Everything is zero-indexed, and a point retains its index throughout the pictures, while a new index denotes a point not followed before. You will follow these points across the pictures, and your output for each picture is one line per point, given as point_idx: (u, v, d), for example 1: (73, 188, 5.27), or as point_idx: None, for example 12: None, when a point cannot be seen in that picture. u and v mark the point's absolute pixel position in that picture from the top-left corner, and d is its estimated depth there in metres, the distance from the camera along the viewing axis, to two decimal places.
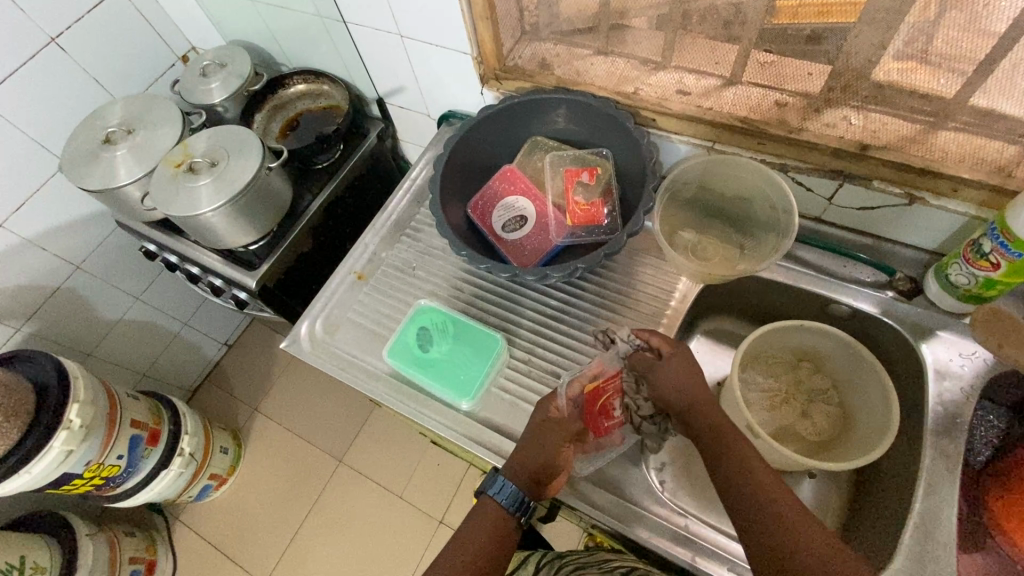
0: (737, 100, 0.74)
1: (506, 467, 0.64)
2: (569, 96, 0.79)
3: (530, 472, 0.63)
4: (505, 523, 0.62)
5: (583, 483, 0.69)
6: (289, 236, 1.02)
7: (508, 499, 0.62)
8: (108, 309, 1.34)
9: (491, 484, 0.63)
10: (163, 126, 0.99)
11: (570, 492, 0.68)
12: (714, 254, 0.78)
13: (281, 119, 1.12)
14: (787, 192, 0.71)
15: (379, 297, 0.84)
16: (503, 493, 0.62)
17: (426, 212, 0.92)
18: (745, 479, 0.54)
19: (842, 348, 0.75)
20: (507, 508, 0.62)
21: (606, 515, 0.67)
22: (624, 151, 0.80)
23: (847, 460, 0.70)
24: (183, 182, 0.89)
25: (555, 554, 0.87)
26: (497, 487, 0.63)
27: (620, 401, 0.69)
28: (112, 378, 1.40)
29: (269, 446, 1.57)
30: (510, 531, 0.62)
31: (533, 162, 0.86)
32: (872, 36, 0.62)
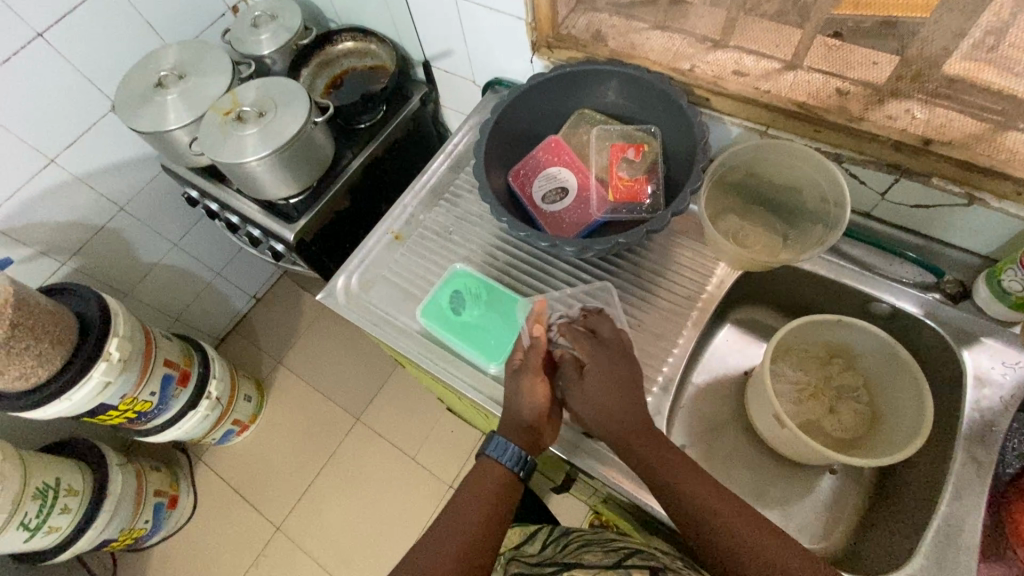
0: (795, 86, 0.72)
1: (500, 428, 0.67)
2: (623, 69, 0.78)
3: (530, 430, 0.66)
4: (509, 479, 0.65)
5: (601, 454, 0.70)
6: (327, 193, 1.02)
7: (508, 457, 0.65)
8: (146, 253, 1.37)
9: (488, 445, 0.67)
10: (213, 73, 1.00)
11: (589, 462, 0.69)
12: (756, 242, 0.77)
13: (327, 77, 1.12)
14: (841, 184, 0.69)
15: (414, 257, 0.85)
16: (501, 452, 0.65)
17: (466, 178, 0.92)
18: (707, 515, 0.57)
19: (876, 347, 0.74)
20: (508, 466, 0.65)
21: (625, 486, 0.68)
22: (674, 129, 0.78)
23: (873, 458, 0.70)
24: (232, 130, 0.91)
25: (561, 529, 0.91)
26: (494, 447, 0.66)
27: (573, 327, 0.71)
28: (146, 318, 1.45)
29: (290, 398, 1.62)
30: (515, 485, 0.66)
31: (579, 135, 0.85)
32: (952, 22, 0.62)
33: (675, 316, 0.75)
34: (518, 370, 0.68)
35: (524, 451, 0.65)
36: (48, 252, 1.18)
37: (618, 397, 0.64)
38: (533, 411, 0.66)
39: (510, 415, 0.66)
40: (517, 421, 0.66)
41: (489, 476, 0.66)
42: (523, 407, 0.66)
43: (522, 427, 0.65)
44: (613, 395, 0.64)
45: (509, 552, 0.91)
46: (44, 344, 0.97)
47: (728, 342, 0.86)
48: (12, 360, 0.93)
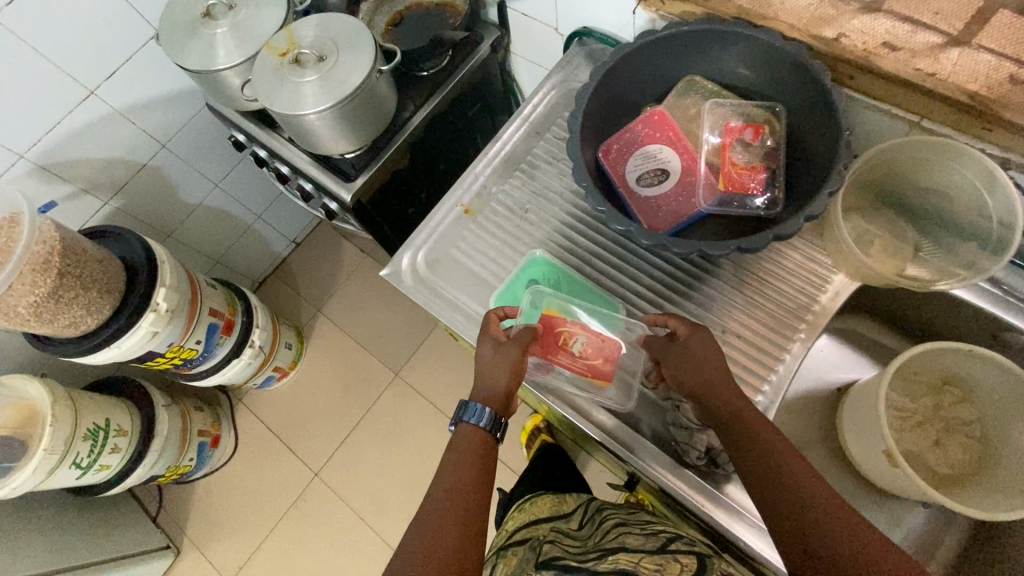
0: (962, 65, 0.57)
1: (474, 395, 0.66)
2: (752, 34, 0.65)
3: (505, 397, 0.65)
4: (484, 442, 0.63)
5: (689, 479, 0.64)
6: (387, 150, 0.93)
7: (484, 421, 0.64)
8: (188, 193, 1.32)
9: (464, 411, 0.64)
10: (266, 6, 0.89)
11: (678, 483, 0.64)
12: (884, 255, 0.68)
13: (387, 13, 1.00)
14: (1018, 202, 0.58)
15: (486, 236, 0.77)
16: (477, 417, 0.63)
17: (546, 147, 0.82)
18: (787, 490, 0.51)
19: (1003, 383, 0.66)
20: (484, 429, 0.63)
21: (715, 514, 0.62)
22: (804, 111, 0.67)
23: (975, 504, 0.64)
24: (289, 75, 0.82)
25: (596, 507, 0.88)
26: (471, 412, 0.64)
27: (574, 338, 0.69)
28: (188, 260, 1.41)
29: (329, 348, 1.61)
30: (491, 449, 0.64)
31: (684, 107, 0.73)
32: None
33: (780, 329, 0.68)
34: (496, 344, 0.66)
35: (498, 414, 0.64)
36: (91, 191, 1.12)
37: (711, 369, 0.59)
38: (510, 381, 0.64)
39: (485, 380, 0.65)
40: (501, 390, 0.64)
41: (472, 442, 0.63)
42: (500, 374, 0.64)
43: (498, 393, 0.64)
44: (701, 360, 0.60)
45: (540, 522, 0.87)
46: (93, 294, 0.93)
47: (822, 353, 0.79)
48: (62, 310, 0.90)
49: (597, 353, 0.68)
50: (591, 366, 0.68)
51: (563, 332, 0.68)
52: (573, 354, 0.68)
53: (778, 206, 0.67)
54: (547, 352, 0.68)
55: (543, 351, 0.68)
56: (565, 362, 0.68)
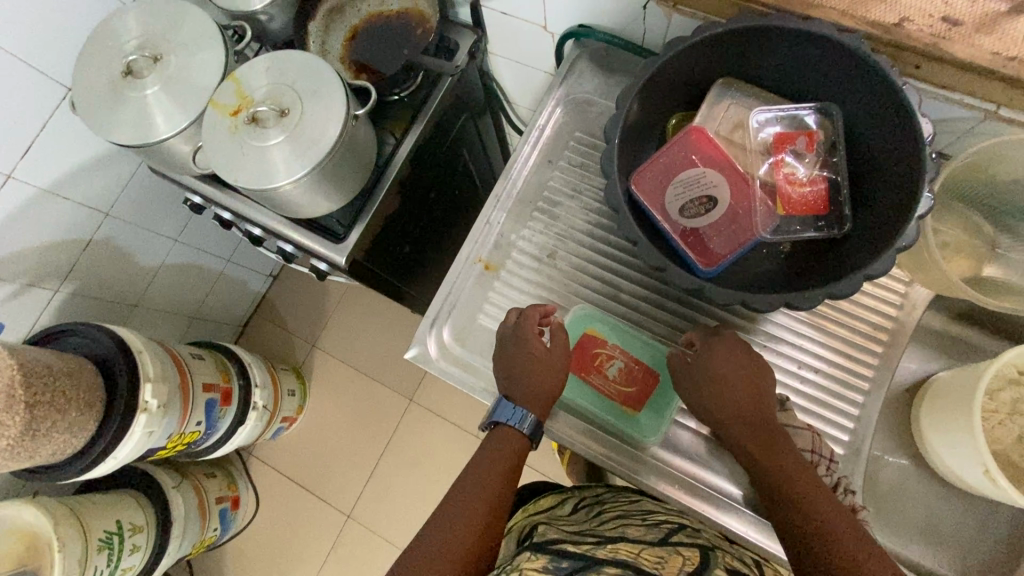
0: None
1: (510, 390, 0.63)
2: (802, 28, 0.55)
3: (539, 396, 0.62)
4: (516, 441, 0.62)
5: None
6: (376, 198, 0.82)
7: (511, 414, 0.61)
8: (146, 257, 1.17)
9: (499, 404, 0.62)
10: (199, 50, 0.75)
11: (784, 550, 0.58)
12: (959, 256, 0.62)
13: (341, 29, 0.85)
14: None
15: (516, 294, 0.68)
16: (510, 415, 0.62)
17: (562, 177, 0.72)
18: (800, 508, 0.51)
19: None
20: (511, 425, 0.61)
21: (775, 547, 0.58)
22: (861, 110, 0.58)
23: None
24: (249, 139, 0.69)
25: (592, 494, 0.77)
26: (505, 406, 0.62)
27: (613, 360, 0.65)
28: (162, 325, 1.28)
29: (333, 384, 1.51)
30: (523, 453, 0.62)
31: (720, 117, 0.64)
32: None
33: (857, 354, 0.62)
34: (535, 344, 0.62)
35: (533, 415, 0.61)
36: (37, 283, 0.97)
37: (730, 396, 0.56)
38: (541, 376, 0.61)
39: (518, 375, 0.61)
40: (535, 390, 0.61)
41: (500, 447, 0.62)
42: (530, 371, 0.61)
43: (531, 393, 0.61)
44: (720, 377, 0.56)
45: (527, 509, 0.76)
46: (72, 414, 0.82)
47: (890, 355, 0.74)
48: (42, 441, 0.79)
49: (632, 377, 0.64)
50: (623, 390, 0.64)
51: (601, 352, 0.65)
52: (606, 376, 0.65)
53: (845, 225, 0.60)
54: (583, 369, 0.66)
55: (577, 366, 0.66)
56: (597, 384, 0.65)
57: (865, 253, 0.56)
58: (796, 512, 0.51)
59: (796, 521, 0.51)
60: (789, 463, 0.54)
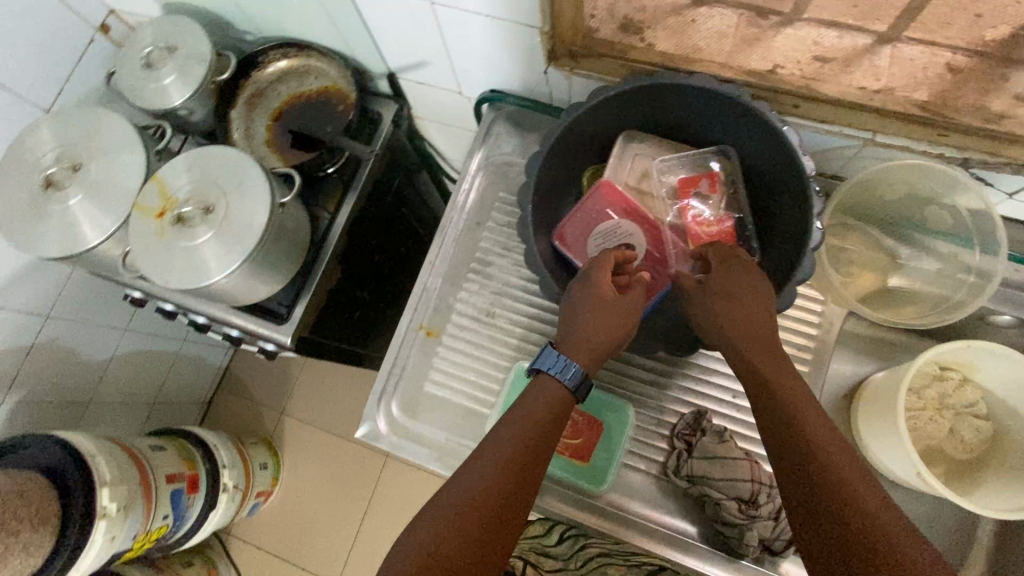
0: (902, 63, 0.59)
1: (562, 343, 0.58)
2: (687, 84, 0.60)
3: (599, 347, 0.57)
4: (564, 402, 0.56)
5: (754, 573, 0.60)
6: (316, 274, 0.82)
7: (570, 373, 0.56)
8: (96, 350, 1.15)
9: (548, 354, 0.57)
10: (120, 154, 0.76)
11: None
12: (863, 270, 0.67)
13: (264, 113, 0.87)
14: (996, 216, 0.58)
15: (460, 357, 0.69)
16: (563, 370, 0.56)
17: (491, 237, 0.74)
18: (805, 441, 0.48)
19: (1002, 364, 0.66)
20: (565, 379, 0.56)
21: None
22: (751, 152, 0.63)
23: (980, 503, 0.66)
24: (177, 240, 0.69)
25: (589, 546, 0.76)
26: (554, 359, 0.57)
27: None
28: (120, 416, 1.25)
29: (306, 450, 1.49)
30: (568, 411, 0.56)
31: (629, 168, 0.67)
32: None
33: None
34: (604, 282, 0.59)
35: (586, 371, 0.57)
36: None
37: (752, 320, 0.55)
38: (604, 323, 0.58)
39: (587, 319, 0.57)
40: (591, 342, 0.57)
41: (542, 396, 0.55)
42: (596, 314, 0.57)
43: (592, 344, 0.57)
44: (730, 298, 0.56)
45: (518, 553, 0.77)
46: (26, 534, 0.79)
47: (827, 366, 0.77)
48: None
49: (578, 428, 0.64)
50: (572, 442, 0.64)
51: None
52: None
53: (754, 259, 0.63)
54: None
55: None
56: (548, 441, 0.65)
57: (778, 285, 0.61)
58: (796, 440, 0.48)
59: (801, 454, 0.48)
60: (795, 395, 0.51)
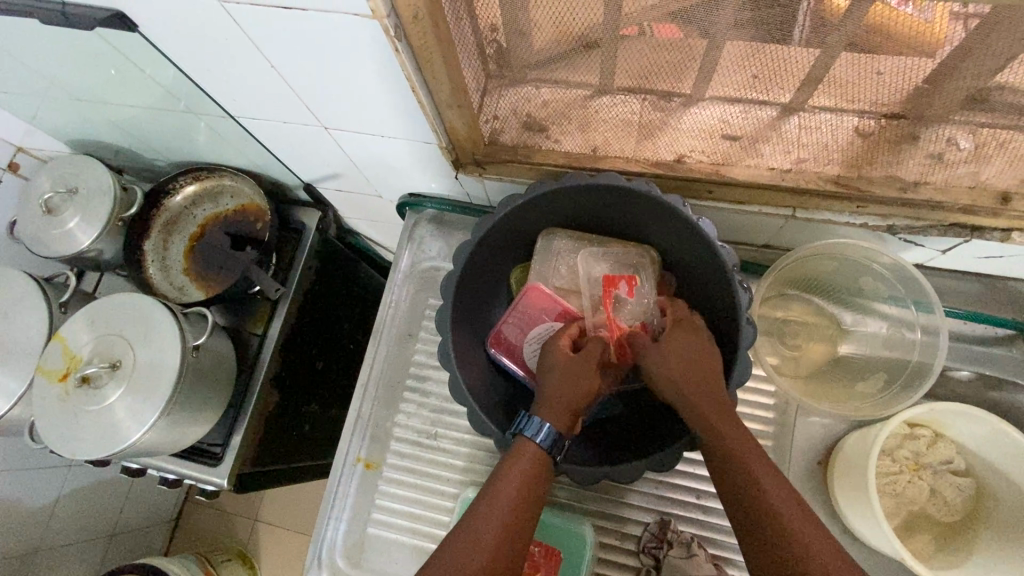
0: (809, 133, 0.53)
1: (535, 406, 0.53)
2: (595, 185, 0.57)
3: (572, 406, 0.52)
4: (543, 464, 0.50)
5: None
6: (249, 404, 0.77)
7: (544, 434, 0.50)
8: (38, 495, 1.08)
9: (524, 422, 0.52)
10: (22, 311, 0.71)
11: None
12: (811, 341, 0.64)
13: (181, 237, 0.83)
14: (926, 283, 0.56)
15: (404, 489, 0.64)
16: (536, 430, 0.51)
17: (426, 349, 0.70)
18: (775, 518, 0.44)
19: (971, 421, 0.62)
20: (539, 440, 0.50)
21: None
22: (675, 240, 0.61)
23: (975, 572, 0.61)
24: (82, 405, 0.64)
25: None
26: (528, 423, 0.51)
27: None
28: (74, 558, 1.17)
29: (284, 555, 1.40)
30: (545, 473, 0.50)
31: (555, 267, 0.64)
32: (989, 68, 0.42)
33: None
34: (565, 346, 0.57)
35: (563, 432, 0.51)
36: None
37: (704, 367, 0.51)
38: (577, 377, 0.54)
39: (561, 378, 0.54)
40: (569, 403, 0.52)
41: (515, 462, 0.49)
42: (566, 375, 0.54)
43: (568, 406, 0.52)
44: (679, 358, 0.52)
45: None
46: None
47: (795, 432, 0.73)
48: None
49: (534, 561, 0.57)
50: None
51: None
52: None
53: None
54: None
55: None
56: None
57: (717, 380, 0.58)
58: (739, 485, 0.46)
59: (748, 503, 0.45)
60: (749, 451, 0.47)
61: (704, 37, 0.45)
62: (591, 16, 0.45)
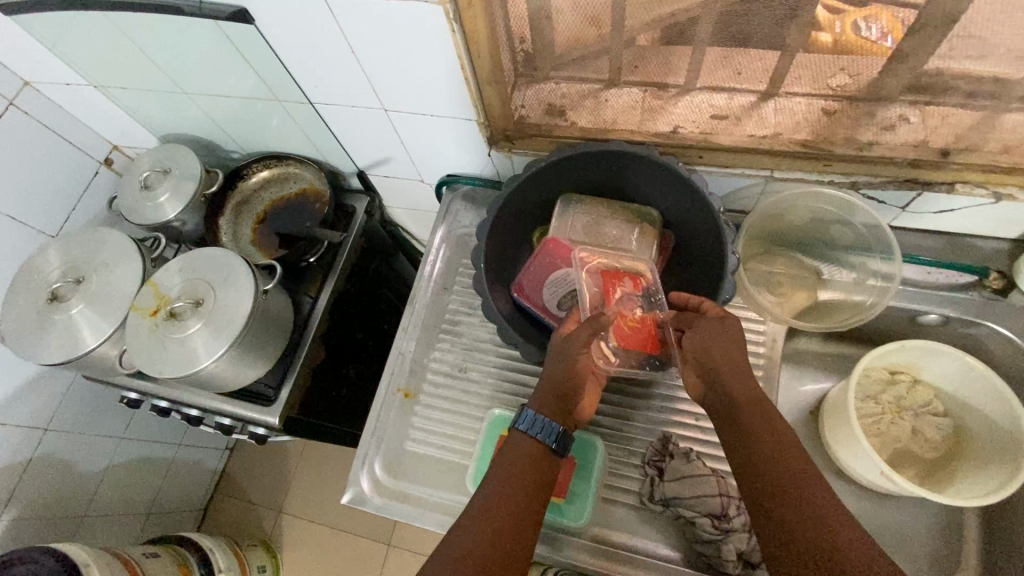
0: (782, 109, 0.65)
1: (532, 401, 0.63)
2: (603, 150, 0.69)
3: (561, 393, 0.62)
4: (541, 452, 0.60)
5: None
6: (302, 352, 0.88)
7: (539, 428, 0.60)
8: (91, 464, 1.17)
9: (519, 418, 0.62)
10: (119, 264, 0.84)
11: None
12: (793, 289, 0.75)
13: (251, 216, 0.98)
14: (883, 226, 0.66)
15: (437, 413, 0.73)
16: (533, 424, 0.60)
17: (459, 299, 0.81)
18: (798, 498, 0.50)
19: (942, 360, 0.70)
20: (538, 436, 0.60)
21: None
22: (673, 199, 0.72)
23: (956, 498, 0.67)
24: (169, 334, 0.76)
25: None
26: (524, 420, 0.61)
27: None
28: (115, 532, 1.24)
29: (306, 545, 1.45)
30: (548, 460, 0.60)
31: (571, 223, 0.75)
32: (912, 44, 0.54)
33: None
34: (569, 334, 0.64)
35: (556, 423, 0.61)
36: None
37: (724, 349, 0.60)
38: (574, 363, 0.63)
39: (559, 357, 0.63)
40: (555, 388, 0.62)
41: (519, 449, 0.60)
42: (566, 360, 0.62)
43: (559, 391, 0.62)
44: (721, 344, 0.60)
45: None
46: None
47: (789, 385, 0.81)
48: None
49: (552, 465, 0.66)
50: None
51: None
52: None
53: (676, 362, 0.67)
54: None
55: None
56: None
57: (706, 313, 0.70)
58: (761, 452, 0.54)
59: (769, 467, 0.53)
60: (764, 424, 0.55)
61: (690, 23, 0.58)
62: (603, 9, 0.59)
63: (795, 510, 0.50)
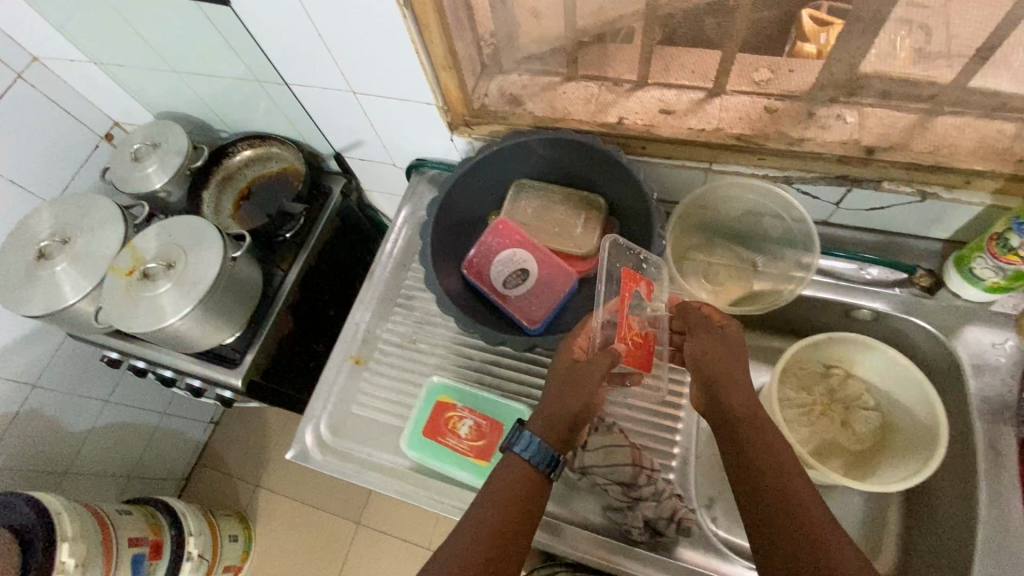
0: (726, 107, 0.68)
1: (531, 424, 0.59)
2: (550, 137, 0.73)
3: (568, 422, 0.59)
4: (536, 481, 0.56)
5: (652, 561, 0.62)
6: (270, 319, 0.93)
7: (535, 454, 0.57)
8: (76, 423, 1.23)
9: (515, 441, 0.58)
10: (104, 227, 0.90)
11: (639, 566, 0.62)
12: (730, 280, 0.77)
13: (233, 191, 1.03)
14: (807, 219, 0.69)
15: (384, 379, 0.77)
16: (531, 450, 0.57)
17: (415, 276, 0.85)
18: (796, 515, 0.48)
19: (871, 353, 0.72)
20: (534, 463, 0.56)
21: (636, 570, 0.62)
22: (617, 187, 0.75)
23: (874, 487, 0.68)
24: (141, 292, 0.81)
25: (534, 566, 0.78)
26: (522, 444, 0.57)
27: (466, 419, 0.71)
28: (96, 491, 1.29)
29: (279, 519, 1.49)
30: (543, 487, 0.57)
31: (521, 207, 0.80)
32: None
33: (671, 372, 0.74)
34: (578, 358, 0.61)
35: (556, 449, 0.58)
36: None
37: (729, 365, 0.58)
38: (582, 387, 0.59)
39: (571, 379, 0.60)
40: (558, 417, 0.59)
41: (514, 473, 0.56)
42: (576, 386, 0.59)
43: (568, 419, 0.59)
44: (722, 356, 0.59)
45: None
46: None
47: None
48: None
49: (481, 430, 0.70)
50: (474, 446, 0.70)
51: (451, 415, 0.71)
52: (459, 436, 0.70)
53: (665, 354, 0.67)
54: (435, 432, 0.71)
55: (432, 430, 0.71)
56: (451, 445, 0.70)
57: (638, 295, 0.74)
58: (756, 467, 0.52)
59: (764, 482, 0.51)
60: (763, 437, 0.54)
61: None
62: None
63: (790, 528, 0.48)
